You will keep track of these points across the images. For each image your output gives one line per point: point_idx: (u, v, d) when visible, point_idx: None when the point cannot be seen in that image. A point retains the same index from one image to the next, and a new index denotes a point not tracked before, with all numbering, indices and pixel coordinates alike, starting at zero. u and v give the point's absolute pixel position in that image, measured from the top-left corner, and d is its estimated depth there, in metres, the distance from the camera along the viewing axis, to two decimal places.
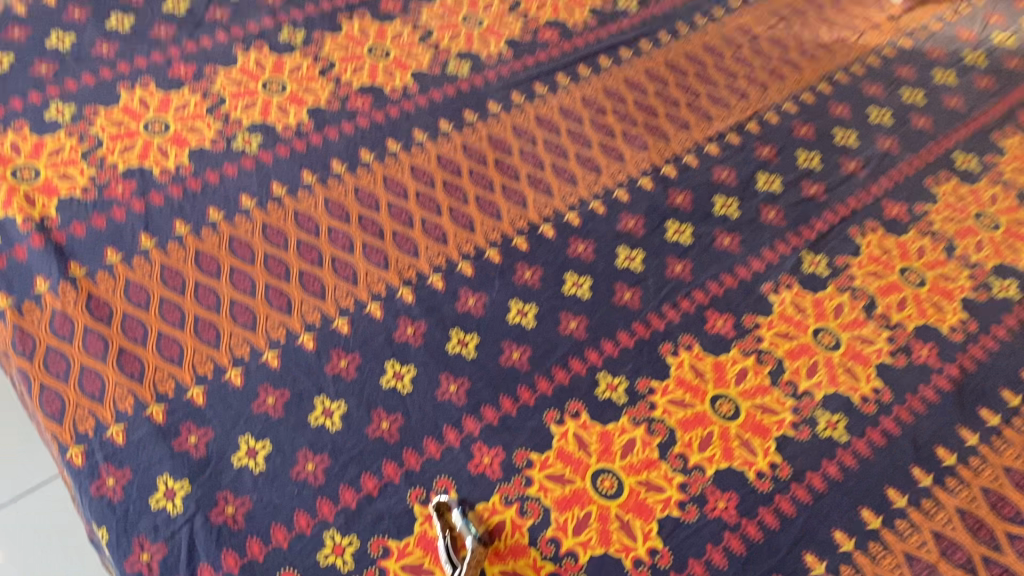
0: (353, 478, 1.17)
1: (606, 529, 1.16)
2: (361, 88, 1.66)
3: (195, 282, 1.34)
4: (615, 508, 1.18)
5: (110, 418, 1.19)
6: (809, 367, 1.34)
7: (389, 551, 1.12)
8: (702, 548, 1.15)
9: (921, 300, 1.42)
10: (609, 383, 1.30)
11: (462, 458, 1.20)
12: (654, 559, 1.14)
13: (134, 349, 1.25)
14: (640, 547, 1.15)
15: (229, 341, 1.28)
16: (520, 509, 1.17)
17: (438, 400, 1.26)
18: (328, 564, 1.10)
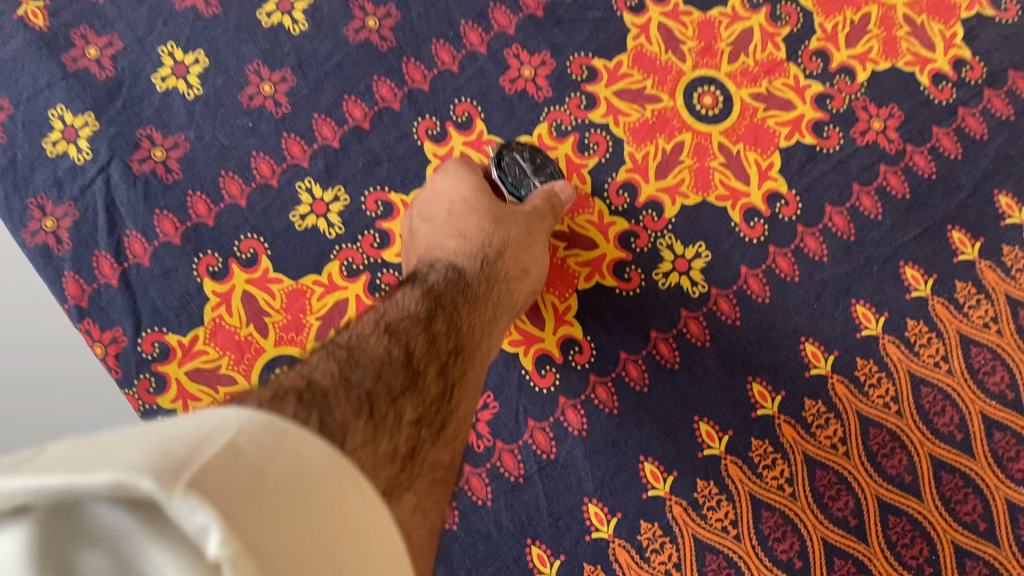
0: (103, 15, 0.46)
1: (708, 169, 0.45)
2: None
3: None
4: (738, 89, 0.46)
5: None
6: None
7: (208, 154, 0.45)
8: (942, 107, 0.45)
9: None
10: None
11: None
12: (836, 80, 0.46)
13: None
14: (781, 165, 0.45)
15: None
16: (563, 131, 0.45)
17: None
18: (59, 155, 0.45)
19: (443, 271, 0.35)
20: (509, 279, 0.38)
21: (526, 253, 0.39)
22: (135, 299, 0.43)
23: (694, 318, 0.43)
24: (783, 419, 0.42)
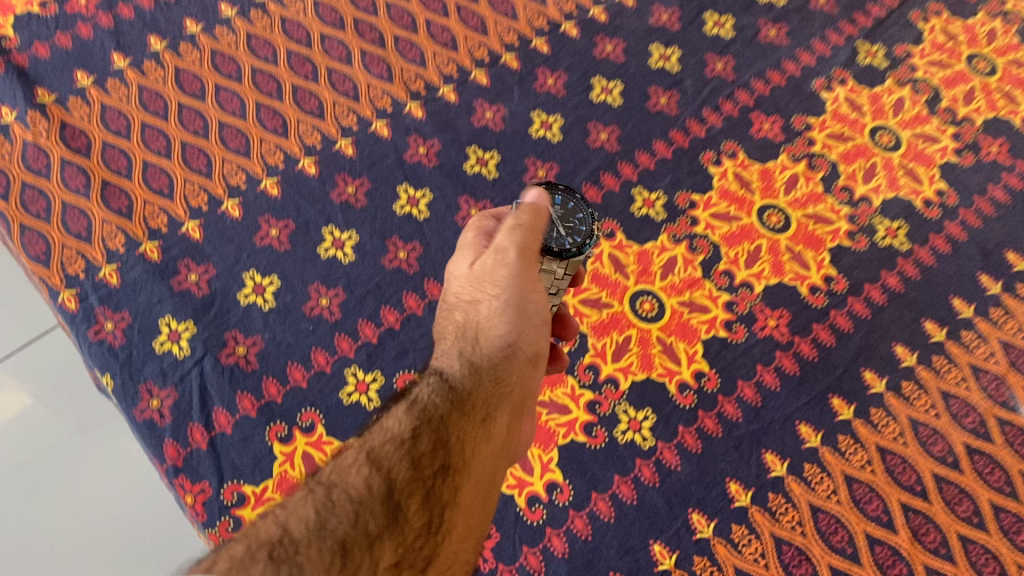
0: (202, 251, 0.63)
1: (651, 355, 0.61)
2: None
3: (129, 71, 0.69)
4: (669, 298, 0.63)
5: (51, 225, 0.63)
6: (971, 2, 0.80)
7: (279, 350, 0.60)
8: (818, 309, 0.63)
9: None
10: (717, 20, 0.77)
11: (369, 180, 0.67)
12: (739, 291, 0.63)
13: (51, 139, 0.66)
14: (703, 352, 0.61)
15: (166, 121, 0.67)
16: None
17: (362, 78, 0.70)
18: (165, 352, 0.59)
19: (432, 389, 0.41)
20: (500, 363, 0.43)
21: (515, 340, 0.44)
22: (219, 458, 0.56)
23: (646, 464, 0.57)
24: (717, 540, 0.55)
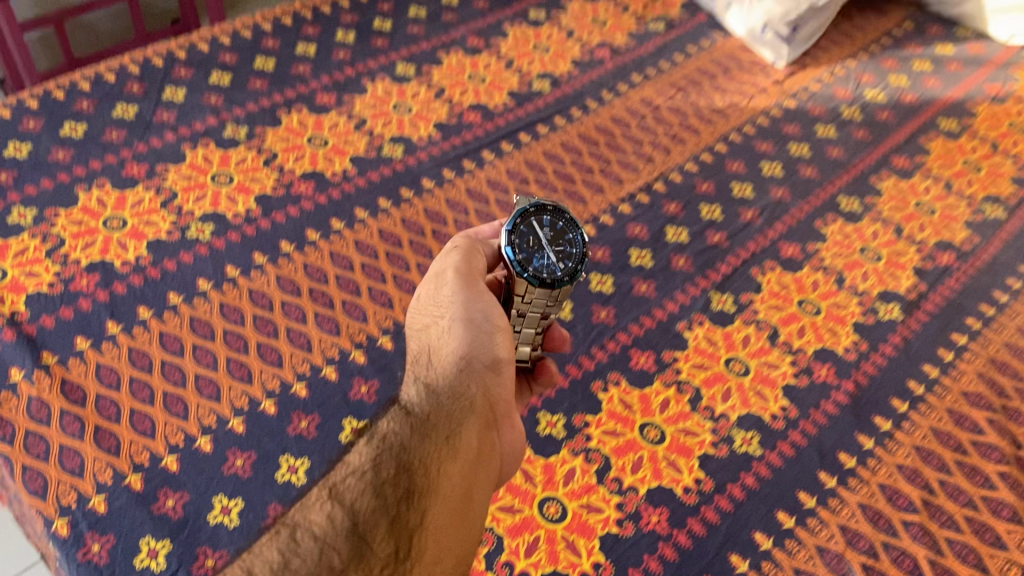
0: (178, 482, 0.75)
1: (555, 550, 0.73)
2: (350, 42, 1.28)
3: (122, 336, 0.85)
4: (570, 502, 0.77)
5: (49, 464, 0.75)
6: (795, 259, 1.03)
7: None
8: (690, 506, 0.77)
9: (1006, 172, 1.20)
10: (600, 278, 0.98)
11: (319, 415, 0.81)
12: (627, 493, 0.78)
13: (51, 393, 0.79)
14: (599, 545, 0.74)
15: (150, 374, 0.82)
16: None
17: (314, 333, 0.88)
18: (143, 567, 0.70)
19: (398, 420, 0.53)
20: (454, 379, 0.57)
21: (466, 365, 0.58)
22: None
23: None
24: None
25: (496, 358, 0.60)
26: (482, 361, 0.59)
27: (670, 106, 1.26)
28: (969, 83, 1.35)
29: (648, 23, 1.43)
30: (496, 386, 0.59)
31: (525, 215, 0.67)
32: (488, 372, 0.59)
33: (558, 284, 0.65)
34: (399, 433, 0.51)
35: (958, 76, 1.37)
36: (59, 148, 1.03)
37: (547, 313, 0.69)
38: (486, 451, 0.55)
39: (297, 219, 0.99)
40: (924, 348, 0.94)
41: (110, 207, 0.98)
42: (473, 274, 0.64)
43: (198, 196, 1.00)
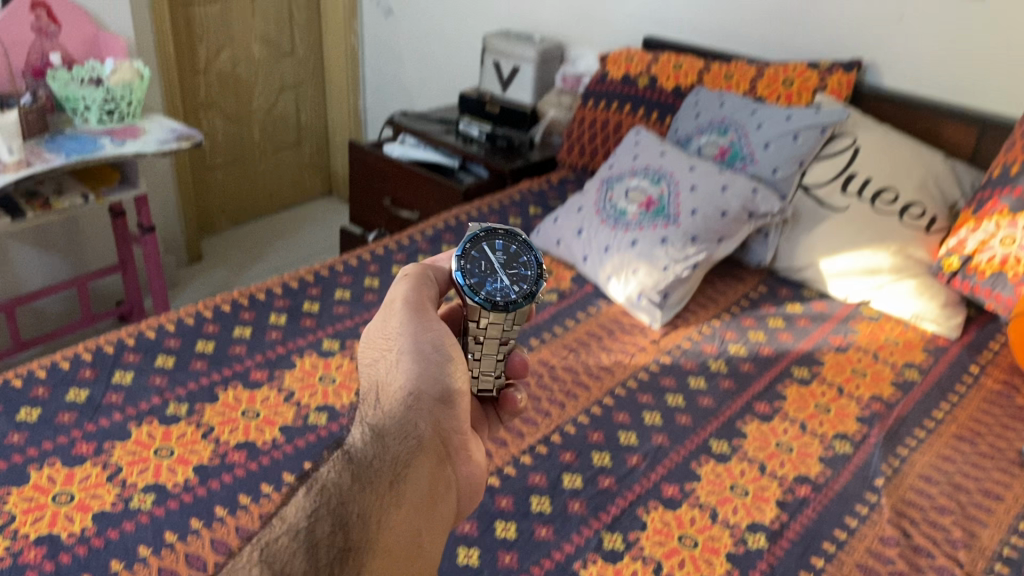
0: None
1: None
2: (282, 324, 1.47)
3: None
4: None
5: None
6: (676, 498, 1.19)
7: None
8: None
9: (851, 410, 1.40)
10: (505, 524, 1.11)
11: None
12: None
13: None
14: None
15: None
16: None
17: None
18: None
19: (363, 442, 0.74)
20: (405, 414, 0.79)
21: (415, 403, 0.80)
22: None
23: None
24: None
25: (448, 388, 0.83)
26: (435, 388, 0.82)
27: (564, 366, 1.46)
28: (815, 336, 1.60)
29: (544, 294, 1.68)
30: (449, 409, 0.82)
31: (480, 249, 0.95)
32: (442, 399, 0.82)
33: (506, 302, 0.93)
34: (373, 438, 0.74)
35: (807, 332, 1.61)
36: (15, 432, 1.16)
37: (505, 338, 0.96)
38: (439, 455, 0.78)
39: (230, 485, 1.11)
40: (787, 572, 1.07)
41: (59, 482, 1.09)
42: (423, 313, 0.89)
43: (140, 468, 1.12)
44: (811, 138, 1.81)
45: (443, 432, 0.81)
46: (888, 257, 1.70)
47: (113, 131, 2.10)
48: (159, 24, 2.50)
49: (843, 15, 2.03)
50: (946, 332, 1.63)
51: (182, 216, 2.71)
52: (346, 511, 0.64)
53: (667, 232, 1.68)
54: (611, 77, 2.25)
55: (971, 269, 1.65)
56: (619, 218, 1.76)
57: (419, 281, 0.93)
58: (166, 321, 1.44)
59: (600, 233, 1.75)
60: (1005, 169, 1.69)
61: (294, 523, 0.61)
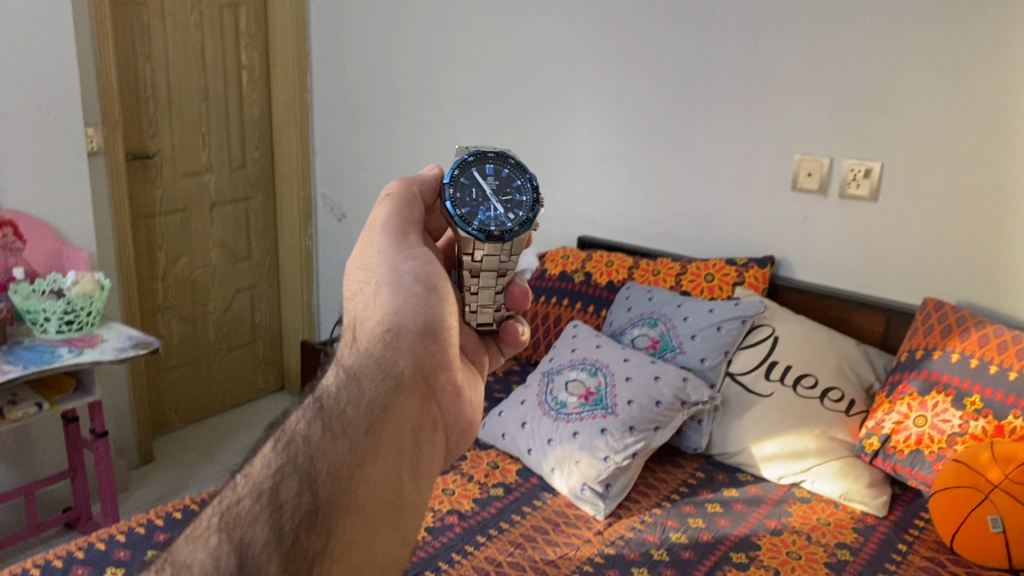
0: None
1: None
2: None
3: None
4: None
5: None
6: None
7: None
8: None
9: None
10: None
11: None
12: None
13: None
14: None
15: None
16: None
17: None
18: None
19: (345, 390, 0.79)
20: (385, 355, 0.84)
21: (396, 341, 0.85)
22: None
23: None
24: None
25: (429, 318, 0.89)
26: (414, 320, 0.88)
27: (510, 561, 1.50)
28: (751, 520, 1.67)
29: (490, 488, 1.74)
30: (431, 341, 0.87)
31: (473, 182, 1.10)
32: (423, 333, 0.87)
33: (499, 232, 1.07)
34: (352, 382, 0.80)
35: (743, 517, 1.68)
36: None
37: (501, 269, 1.08)
38: (422, 392, 0.84)
39: None
40: None
41: None
42: (399, 242, 0.96)
43: None
44: (733, 329, 1.97)
45: (425, 366, 0.86)
46: (812, 441, 1.80)
47: (72, 340, 2.16)
48: (120, 236, 2.63)
49: (754, 216, 2.25)
50: (874, 510, 1.71)
51: (133, 419, 2.74)
52: (315, 468, 0.72)
53: (606, 423, 1.77)
54: (549, 273, 2.41)
55: (891, 448, 1.77)
56: (560, 410, 1.84)
57: (400, 204, 1.01)
58: (117, 533, 1.46)
59: (542, 425, 1.83)
60: (911, 354, 1.86)
61: (261, 486, 0.71)
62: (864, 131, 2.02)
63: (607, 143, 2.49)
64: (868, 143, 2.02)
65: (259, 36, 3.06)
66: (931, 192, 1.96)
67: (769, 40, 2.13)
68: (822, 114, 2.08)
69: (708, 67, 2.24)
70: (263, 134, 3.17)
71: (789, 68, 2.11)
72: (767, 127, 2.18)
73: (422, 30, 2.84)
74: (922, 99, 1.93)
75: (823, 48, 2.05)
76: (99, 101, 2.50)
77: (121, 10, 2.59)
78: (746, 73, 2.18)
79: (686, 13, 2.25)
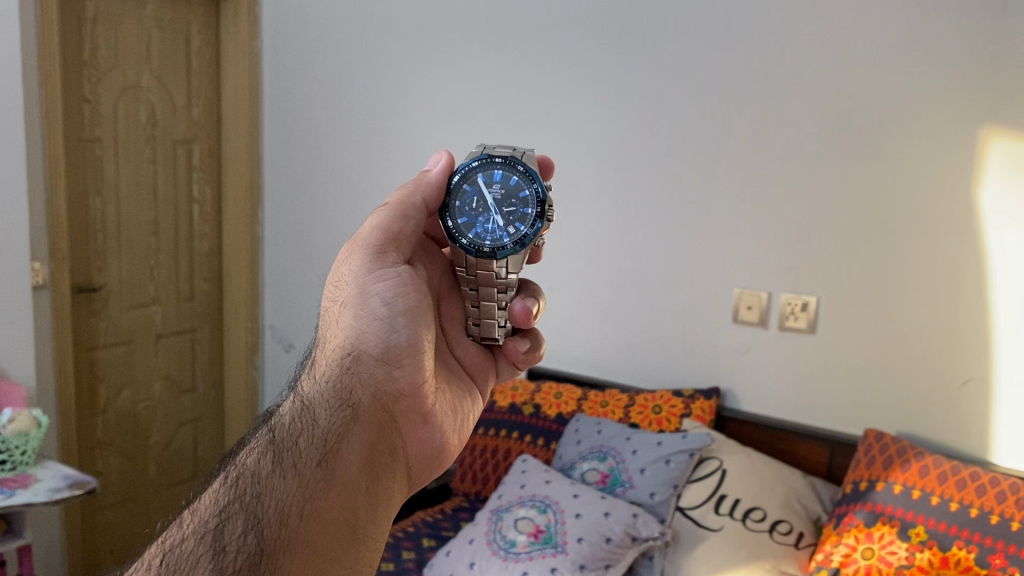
0: None
1: None
2: None
3: None
4: None
5: None
6: None
7: None
8: None
9: None
10: None
11: None
12: None
13: None
14: None
15: None
16: None
17: None
18: None
19: (300, 420, 0.85)
20: (340, 384, 0.88)
21: (352, 372, 0.90)
22: None
23: None
24: None
25: (396, 350, 0.92)
26: (379, 352, 0.91)
27: None
28: None
29: None
30: (393, 371, 0.91)
31: (475, 187, 1.07)
32: (382, 361, 0.91)
33: (487, 248, 1.05)
34: (307, 417, 0.85)
35: None
36: None
37: (497, 283, 1.07)
38: (377, 424, 0.89)
39: None
40: None
41: None
42: (378, 259, 0.97)
43: None
44: (682, 462, 1.99)
45: (386, 398, 0.90)
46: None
47: (3, 480, 2.07)
48: (60, 370, 2.58)
49: (697, 348, 2.30)
50: None
51: (62, 561, 2.61)
52: (259, 511, 0.76)
53: (556, 561, 1.75)
54: (498, 405, 2.41)
55: None
56: (509, 549, 1.81)
57: (391, 212, 0.98)
58: None
59: (491, 565, 1.79)
60: (856, 485, 1.89)
61: (207, 525, 0.76)
62: (798, 266, 2.11)
63: (554, 276, 2.55)
64: (802, 279, 2.11)
65: (211, 170, 3.13)
66: (866, 322, 2.03)
67: (704, 181, 2.24)
68: (756, 251, 2.17)
69: (649, 205, 2.34)
70: (212, 265, 3.19)
71: (723, 206, 2.22)
72: (705, 261, 2.26)
73: (373, 167, 2.91)
74: (850, 236, 2.03)
75: (755, 189, 2.16)
76: (47, 233, 2.50)
77: (75, 146, 2.63)
78: (683, 212, 2.28)
79: (627, 155, 2.37)
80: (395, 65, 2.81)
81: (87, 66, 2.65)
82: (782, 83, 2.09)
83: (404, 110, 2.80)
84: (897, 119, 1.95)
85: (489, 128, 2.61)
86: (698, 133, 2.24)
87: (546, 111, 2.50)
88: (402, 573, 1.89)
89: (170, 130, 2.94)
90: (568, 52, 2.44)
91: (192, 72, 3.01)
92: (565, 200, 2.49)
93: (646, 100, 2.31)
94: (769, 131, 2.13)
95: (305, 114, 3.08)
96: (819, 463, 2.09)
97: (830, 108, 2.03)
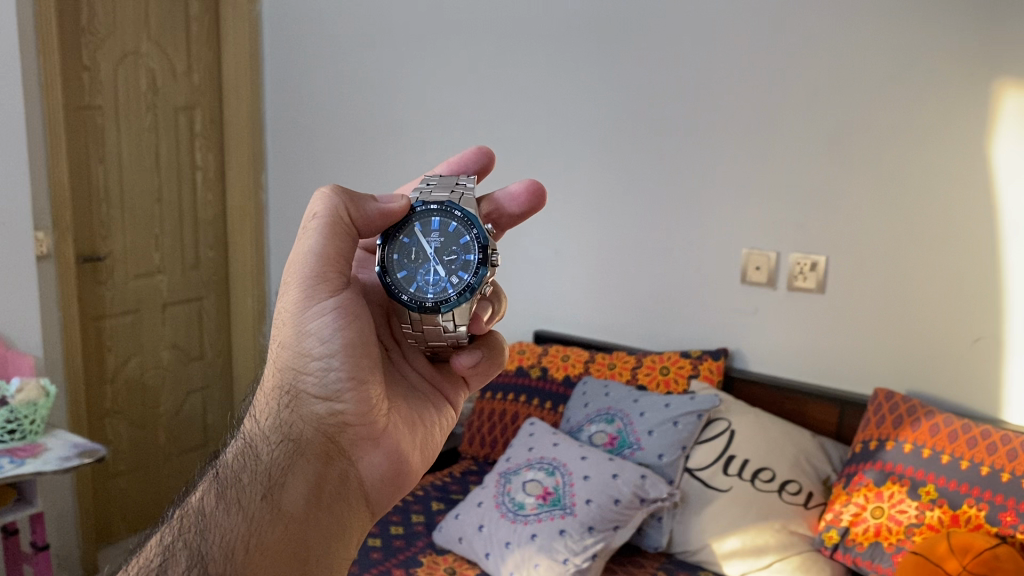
0: None
1: None
2: None
3: None
4: None
5: None
6: None
7: None
8: None
9: None
10: None
11: None
12: None
13: None
14: None
15: None
16: None
17: None
18: None
19: (240, 462, 0.84)
20: (280, 423, 0.86)
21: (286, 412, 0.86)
22: None
23: None
24: None
25: (338, 384, 0.87)
26: (319, 390, 0.87)
27: None
28: None
29: None
30: (334, 405, 0.87)
31: (414, 236, 0.99)
32: (323, 397, 0.87)
33: (428, 304, 0.96)
34: (248, 455, 0.84)
35: None
36: None
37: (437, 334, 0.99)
38: (321, 453, 0.86)
39: None
40: None
41: None
42: (316, 294, 0.87)
43: None
44: (690, 424, 1.98)
45: (329, 428, 0.87)
46: (771, 537, 1.80)
47: (14, 449, 2.08)
48: (69, 339, 2.58)
49: (705, 308, 2.28)
50: None
51: (76, 528, 2.64)
52: (204, 547, 0.77)
53: (564, 523, 1.75)
54: (506, 368, 2.40)
55: (851, 540, 1.76)
56: (518, 511, 1.81)
57: (318, 234, 0.86)
58: None
59: (500, 527, 1.79)
60: (866, 444, 1.87)
61: (152, 565, 0.77)
62: (807, 225, 2.09)
63: (559, 238, 2.53)
64: (812, 237, 2.08)
65: (214, 137, 3.10)
66: (877, 279, 2.01)
67: (714, 138, 2.20)
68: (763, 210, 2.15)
69: (655, 165, 2.31)
70: (218, 233, 3.18)
71: (732, 163, 2.18)
72: (712, 220, 2.23)
73: (376, 132, 2.88)
74: (859, 193, 2.00)
75: (763, 146, 2.13)
76: (48, 202, 2.49)
77: (75, 115, 2.61)
78: (690, 171, 2.25)
79: (633, 116, 2.33)
80: (396, 25, 2.77)
81: (85, 34, 2.61)
82: (790, 36, 2.05)
83: (406, 71, 2.76)
84: (906, 71, 1.91)
85: (493, 87, 2.57)
86: (705, 89, 2.20)
87: (550, 69, 2.45)
88: (411, 536, 1.89)
89: (171, 97, 2.91)
90: (572, 12, 2.39)
91: (192, 38, 2.96)
92: (569, 161, 2.46)
93: (653, 57, 2.27)
94: (776, 87, 2.09)
95: (306, 77, 3.04)
96: (829, 420, 2.08)
97: (837, 62, 1.99)
